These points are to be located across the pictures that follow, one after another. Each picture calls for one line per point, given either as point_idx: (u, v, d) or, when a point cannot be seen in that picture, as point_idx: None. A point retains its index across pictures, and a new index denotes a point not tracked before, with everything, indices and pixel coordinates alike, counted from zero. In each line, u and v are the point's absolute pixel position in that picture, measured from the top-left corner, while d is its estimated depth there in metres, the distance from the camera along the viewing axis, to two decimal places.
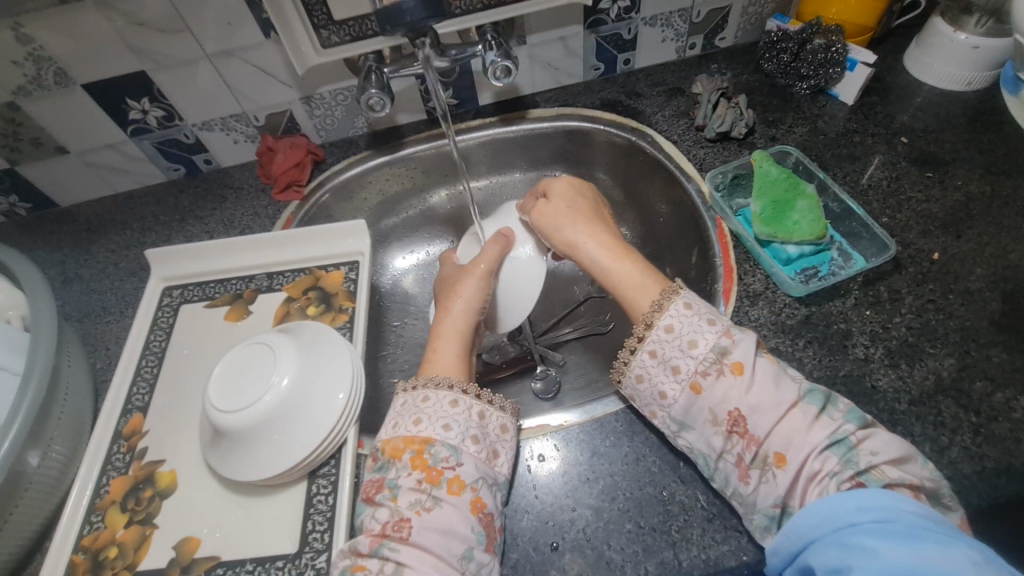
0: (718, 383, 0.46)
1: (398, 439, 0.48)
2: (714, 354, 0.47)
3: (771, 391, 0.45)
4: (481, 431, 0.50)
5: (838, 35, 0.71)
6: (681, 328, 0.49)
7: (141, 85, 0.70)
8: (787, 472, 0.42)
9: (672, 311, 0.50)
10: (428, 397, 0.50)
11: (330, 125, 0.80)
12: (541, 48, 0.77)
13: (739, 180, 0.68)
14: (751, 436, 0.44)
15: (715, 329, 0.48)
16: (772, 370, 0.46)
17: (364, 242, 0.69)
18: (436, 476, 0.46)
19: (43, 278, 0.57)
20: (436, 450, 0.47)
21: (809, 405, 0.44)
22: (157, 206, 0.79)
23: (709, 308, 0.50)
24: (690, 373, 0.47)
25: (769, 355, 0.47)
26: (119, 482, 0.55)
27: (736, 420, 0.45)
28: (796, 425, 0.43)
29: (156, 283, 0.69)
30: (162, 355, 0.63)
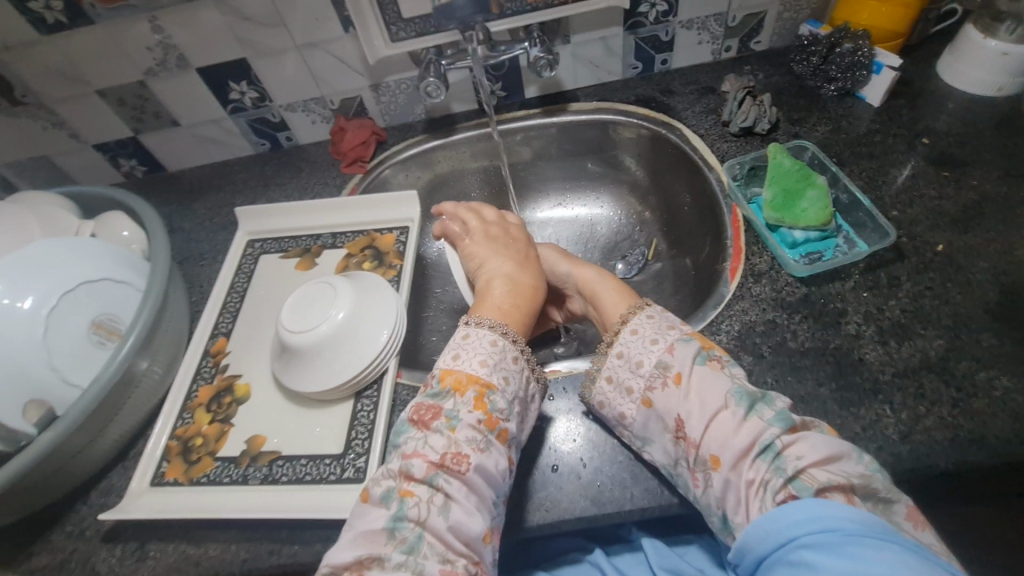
0: (663, 396, 0.52)
1: (464, 374, 0.54)
2: (659, 369, 0.54)
3: (708, 397, 0.50)
4: (525, 395, 0.56)
5: (866, 40, 0.74)
6: (629, 352, 0.56)
7: (242, 69, 0.83)
8: (721, 474, 0.48)
9: (621, 339, 0.57)
10: (497, 341, 0.56)
11: (393, 111, 0.92)
12: (584, 47, 0.85)
13: (756, 171, 0.73)
14: (689, 439, 0.50)
15: (659, 346, 0.55)
16: (710, 376, 0.52)
17: (415, 211, 0.79)
18: (493, 422, 0.51)
19: (162, 223, 0.68)
20: (495, 398, 0.53)
21: (738, 409, 0.49)
22: (245, 173, 0.93)
23: (655, 330, 0.56)
24: (641, 390, 0.54)
25: (712, 362, 0.53)
26: (206, 389, 0.67)
27: (679, 429, 0.51)
28: (725, 429, 0.49)
29: (242, 236, 0.82)
30: (244, 294, 0.76)
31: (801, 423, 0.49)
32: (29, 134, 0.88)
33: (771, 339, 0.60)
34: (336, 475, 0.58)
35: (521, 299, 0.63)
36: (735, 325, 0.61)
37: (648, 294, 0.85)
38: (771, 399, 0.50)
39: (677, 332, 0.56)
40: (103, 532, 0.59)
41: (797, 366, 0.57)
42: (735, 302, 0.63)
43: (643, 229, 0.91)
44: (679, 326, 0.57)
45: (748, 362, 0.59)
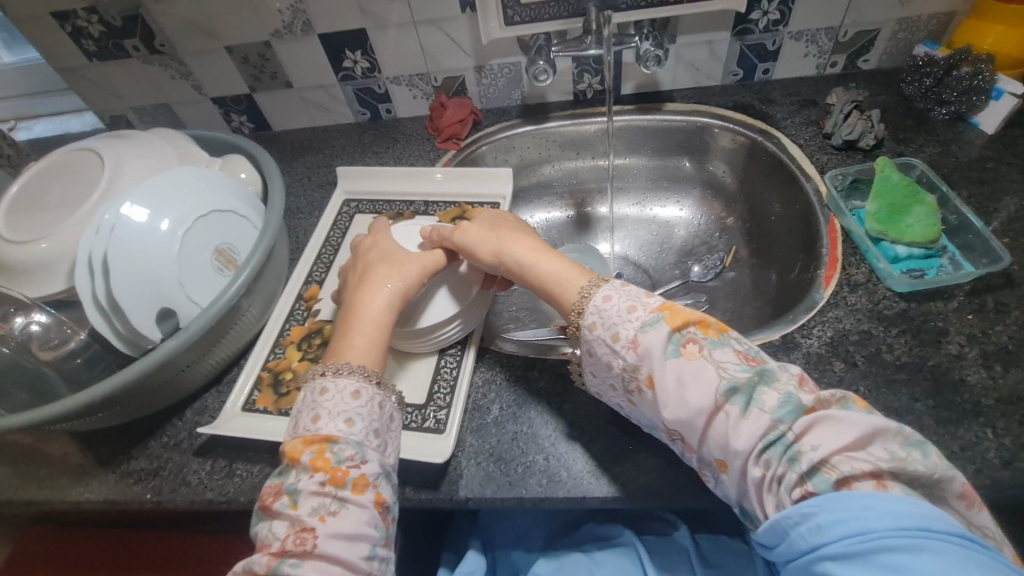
0: (646, 402, 0.51)
1: (297, 441, 0.51)
2: (630, 371, 0.51)
3: (690, 397, 0.47)
4: (382, 423, 0.54)
5: (987, 64, 0.72)
6: (602, 325, 0.53)
7: (359, 39, 0.88)
8: (730, 474, 0.46)
9: (583, 336, 0.54)
10: (327, 390, 0.53)
11: (491, 94, 0.95)
12: (688, 48, 0.86)
13: (858, 184, 0.73)
14: (688, 443, 0.49)
15: (624, 344, 0.51)
16: (691, 366, 0.48)
17: (507, 188, 0.82)
18: (340, 477, 0.49)
19: (280, 171, 0.72)
20: (338, 449, 0.50)
21: (733, 407, 0.46)
22: (344, 139, 0.98)
23: (617, 316, 0.53)
24: (624, 392, 0.53)
25: (689, 349, 0.49)
26: (298, 329, 0.71)
27: (673, 432, 0.49)
28: (724, 429, 0.46)
29: (341, 195, 0.86)
30: (339, 248, 0.80)
31: (814, 403, 0.45)
32: (158, 82, 0.95)
33: (864, 348, 0.59)
34: (416, 423, 0.61)
35: (383, 326, 0.59)
36: (827, 331, 0.61)
37: (724, 299, 0.85)
38: (772, 378, 0.46)
39: (640, 315, 0.52)
40: (197, 447, 0.63)
41: (892, 379, 0.56)
42: (828, 309, 0.62)
43: (724, 235, 0.91)
44: (641, 305, 0.53)
45: (840, 368, 0.58)
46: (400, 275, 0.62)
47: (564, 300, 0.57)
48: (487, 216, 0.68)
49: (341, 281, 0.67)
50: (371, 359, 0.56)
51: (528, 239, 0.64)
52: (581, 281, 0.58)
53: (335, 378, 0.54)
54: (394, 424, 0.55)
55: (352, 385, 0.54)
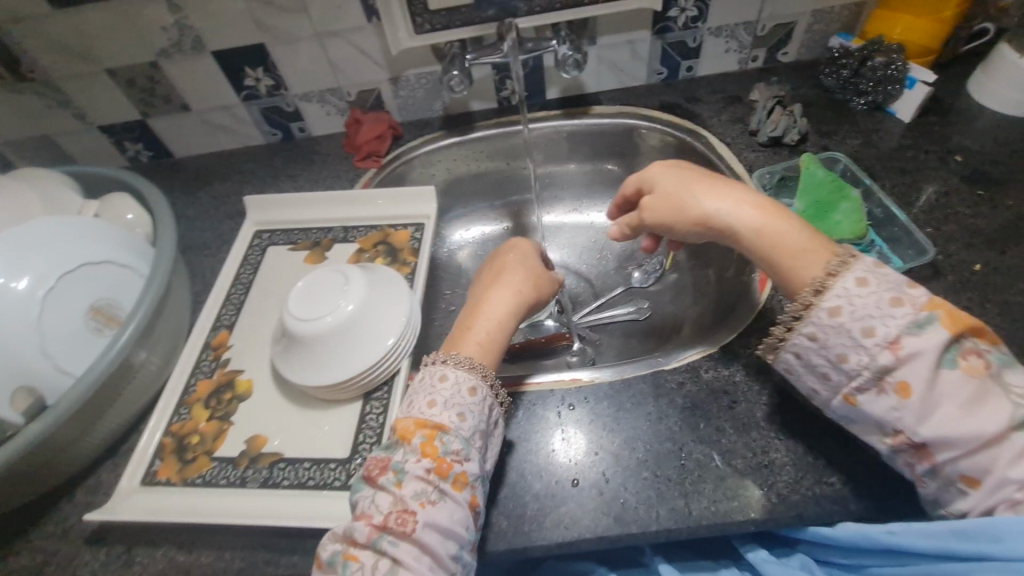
0: (875, 400, 0.43)
1: (411, 421, 0.50)
2: (874, 374, 0.43)
3: (972, 421, 0.40)
4: (486, 425, 0.52)
5: (899, 54, 0.73)
6: (850, 311, 0.43)
7: (258, 55, 0.80)
8: (974, 490, 0.41)
9: (816, 320, 0.45)
10: (445, 376, 0.52)
11: (410, 106, 0.89)
12: (610, 50, 0.83)
13: (786, 182, 0.72)
14: (926, 453, 0.42)
15: (877, 340, 0.42)
16: (965, 384, 0.41)
17: (431, 207, 0.76)
18: (445, 468, 0.47)
19: (168, 201, 0.65)
20: (447, 440, 0.48)
21: (1022, 436, 0.39)
22: (255, 163, 0.91)
23: (875, 312, 0.43)
24: (841, 387, 0.45)
25: (970, 364, 0.41)
26: (205, 383, 0.64)
27: (905, 440, 0.42)
28: (999, 458, 0.40)
29: (251, 226, 0.79)
30: (249, 286, 0.73)
31: None
32: (33, 112, 0.85)
33: None
34: (341, 481, 0.55)
35: (503, 332, 0.57)
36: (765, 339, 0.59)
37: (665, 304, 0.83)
38: None
39: (909, 311, 0.42)
40: (88, 533, 0.55)
41: None
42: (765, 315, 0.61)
43: None
44: (907, 298, 0.42)
45: (780, 377, 0.56)
46: (521, 287, 0.59)
47: (797, 276, 0.46)
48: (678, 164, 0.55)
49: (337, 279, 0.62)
50: (488, 360, 0.55)
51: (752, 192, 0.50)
52: (823, 261, 0.46)
53: (453, 368, 0.52)
54: (496, 427, 0.54)
55: (466, 381, 0.52)
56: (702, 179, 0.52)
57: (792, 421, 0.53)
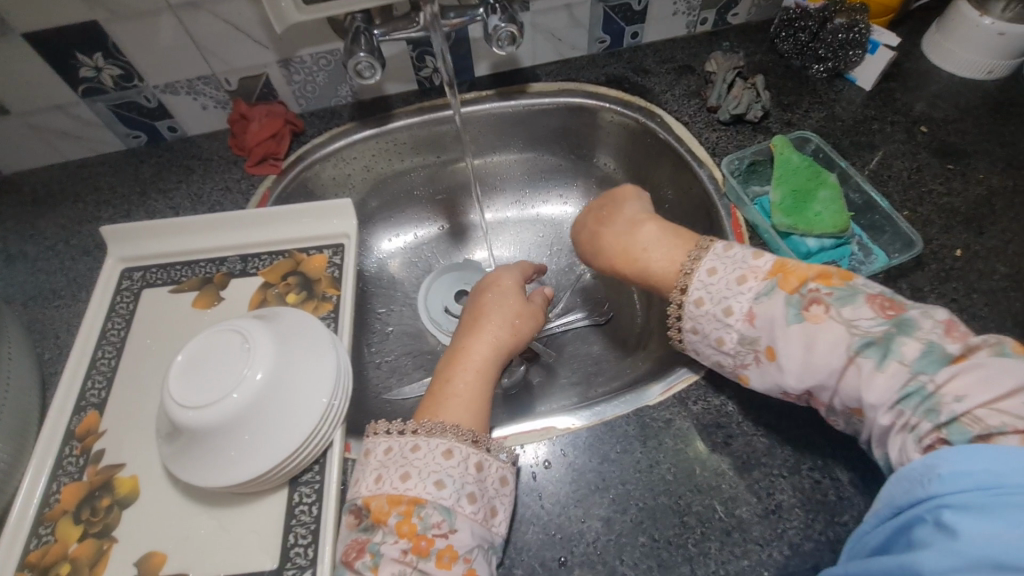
0: (758, 372, 0.45)
1: (384, 498, 0.42)
2: (745, 343, 0.45)
3: (817, 358, 0.41)
4: (479, 487, 0.43)
5: (861, 14, 0.66)
6: (703, 325, 0.47)
7: (93, 36, 0.61)
8: (867, 424, 0.40)
9: (687, 313, 0.47)
10: (419, 445, 0.44)
11: (310, 93, 0.73)
12: (545, 16, 0.71)
13: (756, 167, 0.64)
14: (817, 401, 0.43)
15: (736, 318, 0.45)
16: (823, 330, 0.41)
17: (351, 223, 0.63)
18: (425, 546, 0.40)
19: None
20: (426, 513, 0.41)
21: (866, 360, 0.39)
22: (114, 176, 0.72)
23: (723, 290, 0.46)
24: (734, 368, 0.46)
25: (812, 312, 0.42)
26: (71, 489, 0.49)
27: (796, 395, 0.44)
28: (854, 382, 0.40)
29: (113, 264, 0.62)
30: (121, 346, 0.56)
31: (965, 349, 0.37)
32: None
33: None
34: None
35: (486, 384, 0.51)
36: None
37: (628, 305, 0.75)
38: (910, 326, 0.39)
39: (754, 286, 0.45)
40: None
41: None
42: None
43: None
44: (751, 272, 0.45)
45: (775, 402, 0.49)
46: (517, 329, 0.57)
47: (668, 282, 0.50)
48: (596, 202, 0.61)
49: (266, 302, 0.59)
50: (474, 423, 0.47)
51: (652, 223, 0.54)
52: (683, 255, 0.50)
53: (428, 436, 0.44)
54: (507, 486, 0.45)
55: (443, 443, 0.44)
56: (598, 219, 0.59)
57: (794, 453, 0.47)
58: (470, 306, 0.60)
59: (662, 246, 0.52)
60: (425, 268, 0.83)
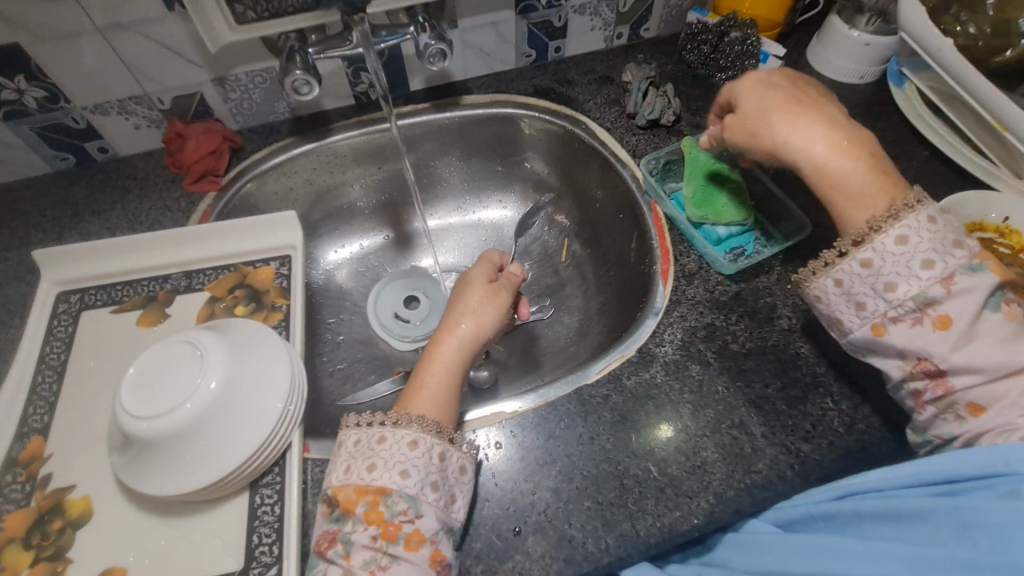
0: (910, 331, 0.45)
1: (352, 488, 0.44)
2: (917, 303, 0.44)
3: (1000, 351, 0.43)
4: (441, 476, 0.46)
5: (752, 29, 0.75)
6: (882, 264, 0.45)
7: (14, 60, 0.60)
8: (971, 421, 0.44)
9: (874, 247, 0.46)
10: (385, 437, 0.46)
11: (247, 110, 0.74)
12: (473, 33, 0.76)
13: (671, 166, 0.71)
14: (944, 380, 0.44)
15: (935, 274, 0.44)
16: (1013, 324, 0.43)
17: (297, 235, 0.65)
18: (393, 531, 0.43)
19: None
20: (392, 502, 0.43)
21: (1022, 369, 0.42)
22: (42, 200, 0.70)
23: (937, 244, 0.45)
24: (876, 314, 0.46)
25: (1011, 309, 0.44)
26: (17, 517, 0.48)
27: (927, 366, 0.45)
28: (1007, 387, 0.42)
29: (49, 288, 0.61)
30: (63, 369, 0.56)
31: None
32: None
33: (713, 343, 0.57)
34: None
35: (459, 372, 0.53)
36: (677, 333, 0.58)
37: (568, 299, 0.80)
38: None
39: (966, 255, 0.44)
40: None
41: (743, 369, 0.56)
42: (673, 308, 0.60)
43: (555, 230, 0.85)
44: (967, 244, 0.45)
45: (697, 372, 0.56)
46: (495, 309, 0.57)
47: (852, 217, 0.48)
48: (779, 77, 0.52)
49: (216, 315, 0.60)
50: (442, 414, 0.49)
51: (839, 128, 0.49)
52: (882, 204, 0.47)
53: (394, 428, 0.46)
54: (467, 474, 0.48)
55: (408, 434, 0.46)
56: (795, 104, 0.50)
57: (714, 416, 0.53)
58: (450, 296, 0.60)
59: (803, 138, 0.49)
60: (374, 276, 0.85)
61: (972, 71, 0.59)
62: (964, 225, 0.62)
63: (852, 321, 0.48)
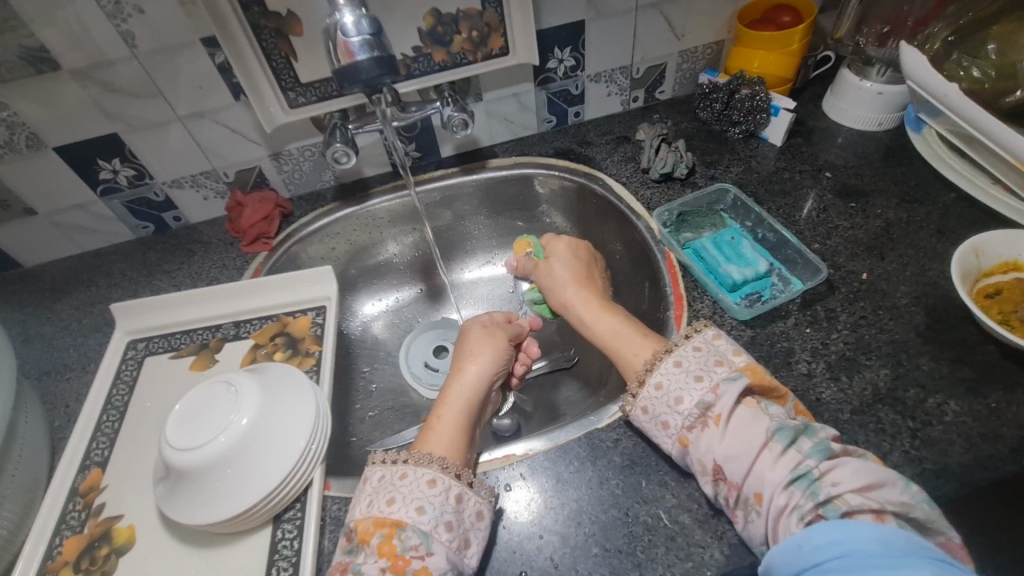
0: (702, 436, 0.46)
1: (370, 521, 0.46)
2: (698, 409, 0.47)
3: (743, 438, 0.45)
4: (456, 517, 0.47)
5: (761, 85, 0.78)
6: (669, 385, 0.49)
7: (112, 147, 0.72)
8: (764, 512, 0.43)
9: (664, 369, 0.50)
10: (407, 474, 0.48)
11: (298, 180, 0.84)
12: (496, 104, 0.83)
13: (684, 217, 0.74)
14: (729, 480, 0.45)
15: (704, 384, 0.48)
16: (749, 417, 0.46)
17: (332, 287, 0.71)
18: (402, 565, 0.43)
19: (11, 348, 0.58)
20: (405, 535, 0.45)
21: (776, 444, 0.43)
22: (124, 262, 0.81)
23: (702, 364, 0.49)
24: (678, 429, 0.48)
25: (751, 400, 0.47)
26: (72, 542, 0.53)
27: (716, 468, 0.45)
28: (764, 465, 0.43)
29: (120, 336, 0.69)
30: (125, 409, 0.63)
31: (842, 448, 0.44)
32: None
33: None
34: None
35: (470, 411, 0.56)
36: None
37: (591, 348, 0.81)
38: (814, 430, 0.45)
39: (727, 369, 0.48)
40: None
41: None
42: None
43: None
44: (727, 361, 0.49)
45: None
46: (493, 347, 0.63)
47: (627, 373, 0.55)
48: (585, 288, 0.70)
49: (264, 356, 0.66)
50: (455, 450, 0.52)
51: (626, 317, 0.61)
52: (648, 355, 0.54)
53: (416, 466, 0.49)
54: (481, 521, 0.48)
55: (428, 473, 0.48)
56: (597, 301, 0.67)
57: None
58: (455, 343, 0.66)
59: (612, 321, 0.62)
60: (407, 327, 0.90)
61: (985, 115, 0.60)
62: (996, 265, 0.60)
63: (665, 440, 0.49)
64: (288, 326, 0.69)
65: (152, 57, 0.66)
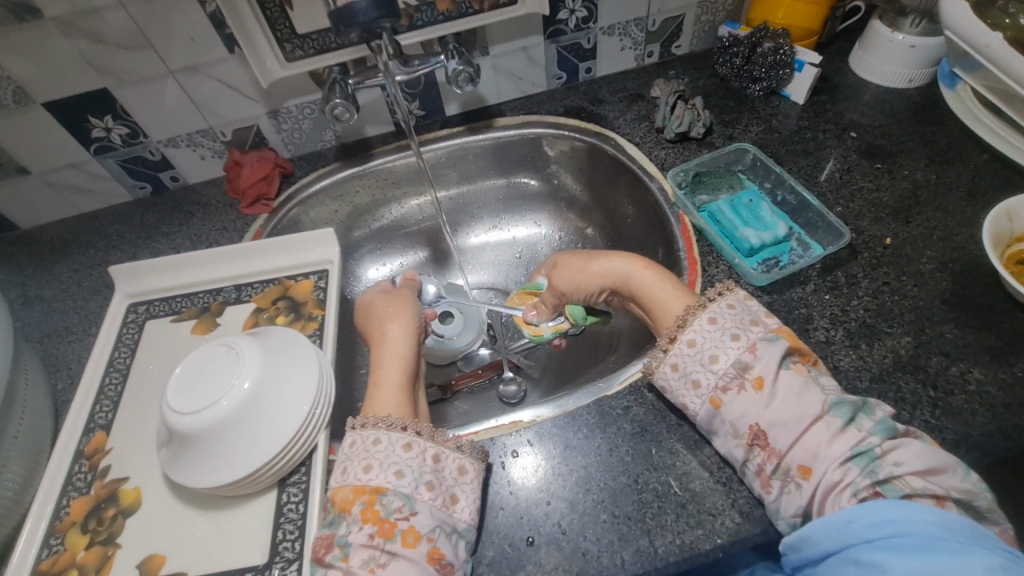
0: (739, 398, 0.44)
1: (349, 490, 0.45)
2: (736, 370, 0.45)
3: (793, 409, 0.43)
4: (436, 476, 0.46)
5: (785, 38, 0.73)
6: (703, 343, 0.48)
7: (103, 103, 0.69)
8: (807, 485, 0.41)
9: (696, 326, 0.48)
10: (380, 439, 0.47)
11: (298, 139, 0.81)
12: (504, 59, 0.79)
13: (700, 178, 0.71)
14: (772, 448, 0.43)
15: (741, 344, 0.46)
16: (799, 383, 0.44)
17: (334, 250, 0.69)
18: (389, 528, 0.43)
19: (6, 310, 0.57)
20: (386, 499, 0.44)
21: (834, 419, 0.42)
22: (122, 224, 0.79)
23: (737, 323, 0.48)
24: (710, 389, 0.46)
25: (798, 367, 0.45)
26: (80, 503, 0.53)
27: (757, 433, 0.43)
28: (817, 440, 0.41)
29: (120, 300, 0.68)
30: (126, 372, 0.62)
31: (904, 431, 0.42)
32: None
33: None
34: None
35: (407, 368, 0.56)
36: None
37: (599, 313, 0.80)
38: (871, 407, 0.43)
39: (762, 329, 0.47)
40: None
41: None
42: None
43: (586, 244, 0.85)
44: (761, 322, 0.48)
45: None
46: (406, 309, 0.62)
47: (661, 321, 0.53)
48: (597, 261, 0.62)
49: (268, 319, 0.65)
50: (400, 407, 0.51)
51: (655, 266, 0.56)
52: (681, 306, 0.52)
53: (387, 429, 0.47)
54: (466, 476, 0.48)
55: (402, 437, 0.47)
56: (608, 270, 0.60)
57: None
58: (363, 316, 0.65)
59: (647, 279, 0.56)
60: None
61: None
62: None
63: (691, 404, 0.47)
64: (290, 288, 0.67)
65: (141, 6, 0.62)
